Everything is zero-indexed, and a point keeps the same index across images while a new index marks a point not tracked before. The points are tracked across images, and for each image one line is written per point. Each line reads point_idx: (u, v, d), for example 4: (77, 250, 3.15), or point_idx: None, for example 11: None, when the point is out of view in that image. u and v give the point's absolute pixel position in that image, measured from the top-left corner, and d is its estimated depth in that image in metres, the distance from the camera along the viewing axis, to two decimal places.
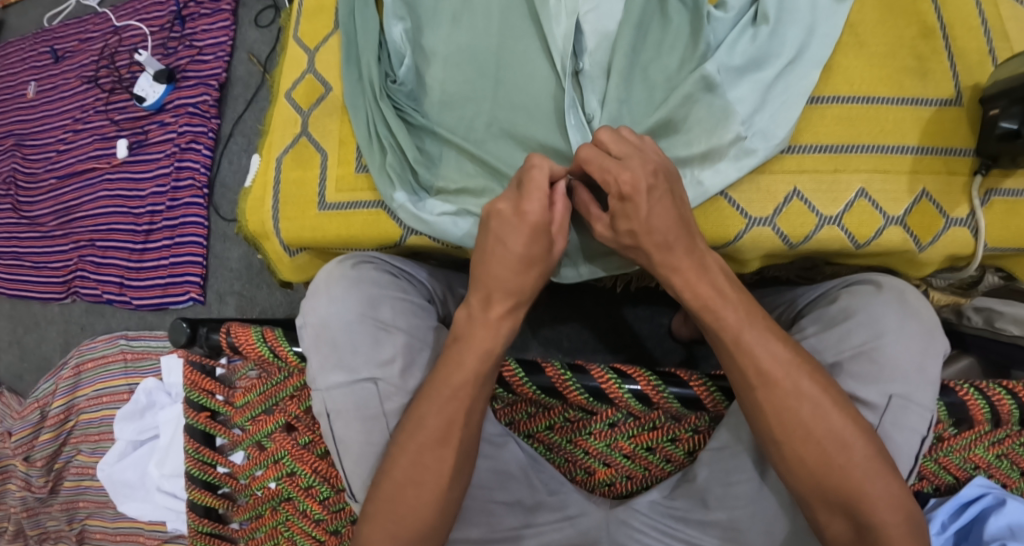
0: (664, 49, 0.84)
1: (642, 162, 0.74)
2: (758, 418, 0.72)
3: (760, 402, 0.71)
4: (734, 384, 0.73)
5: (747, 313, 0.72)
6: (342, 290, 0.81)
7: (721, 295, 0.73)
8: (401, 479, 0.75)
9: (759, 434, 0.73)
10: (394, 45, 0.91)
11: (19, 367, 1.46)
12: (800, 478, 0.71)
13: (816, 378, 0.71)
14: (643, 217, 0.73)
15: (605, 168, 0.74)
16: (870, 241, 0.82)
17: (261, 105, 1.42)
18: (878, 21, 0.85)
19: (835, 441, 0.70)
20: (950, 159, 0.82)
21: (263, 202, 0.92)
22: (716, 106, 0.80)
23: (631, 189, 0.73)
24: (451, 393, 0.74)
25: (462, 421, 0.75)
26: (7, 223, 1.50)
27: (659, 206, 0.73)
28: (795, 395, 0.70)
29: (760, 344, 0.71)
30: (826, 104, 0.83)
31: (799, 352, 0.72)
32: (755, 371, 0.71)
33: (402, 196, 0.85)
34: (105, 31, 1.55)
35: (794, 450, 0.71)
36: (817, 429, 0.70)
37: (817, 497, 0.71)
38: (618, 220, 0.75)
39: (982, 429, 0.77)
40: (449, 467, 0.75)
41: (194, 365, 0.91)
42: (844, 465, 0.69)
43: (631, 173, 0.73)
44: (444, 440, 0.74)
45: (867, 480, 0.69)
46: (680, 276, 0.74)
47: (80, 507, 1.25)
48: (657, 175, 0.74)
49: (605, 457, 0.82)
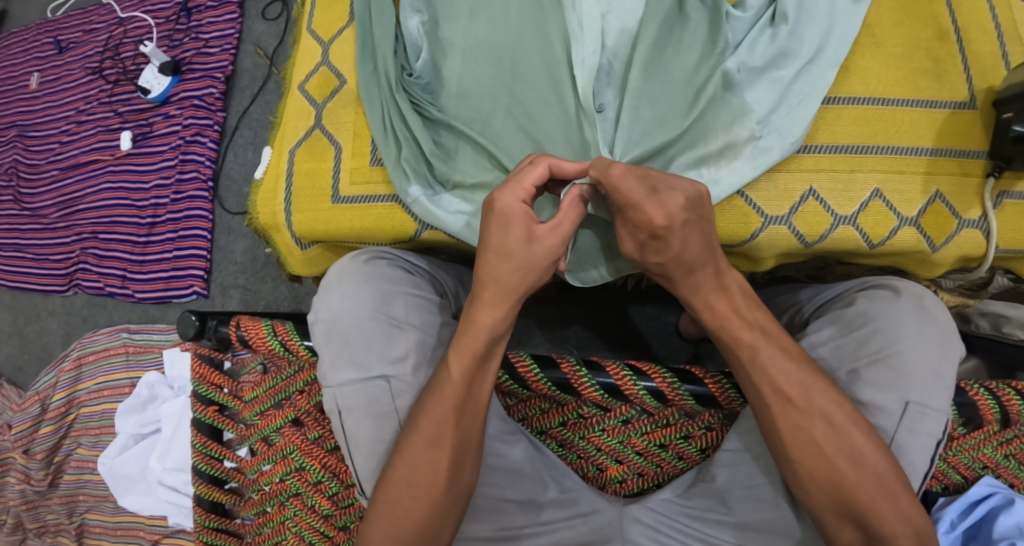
0: (682, 47, 0.83)
1: (675, 199, 0.71)
2: (771, 434, 0.73)
3: (775, 419, 0.72)
4: (750, 400, 0.74)
5: (764, 332, 0.73)
6: (355, 285, 0.81)
7: (738, 314, 0.74)
8: (405, 478, 0.74)
9: (773, 450, 0.74)
10: (411, 37, 0.91)
11: (18, 359, 1.44)
12: (811, 493, 0.72)
13: (830, 396, 0.71)
14: (675, 253, 0.72)
15: (642, 207, 0.71)
16: (884, 241, 0.82)
17: (269, 98, 1.42)
18: (895, 22, 0.86)
19: (848, 458, 0.71)
20: (965, 161, 0.83)
21: (276, 194, 0.91)
22: (735, 106, 0.81)
23: (664, 229, 0.71)
24: (456, 396, 0.74)
25: (455, 418, 0.74)
26: (8, 214, 1.48)
27: (690, 240, 0.72)
28: (806, 414, 0.71)
29: (775, 363, 0.72)
30: (842, 104, 0.84)
31: (815, 369, 0.72)
32: (770, 390, 0.72)
33: (418, 190, 0.85)
34: (109, 22, 1.54)
35: (806, 467, 0.72)
36: (828, 446, 0.71)
37: (824, 510, 0.72)
38: (647, 250, 0.74)
39: (990, 429, 0.78)
40: (444, 468, 0.74)
41: (203, 359, 0.90)
42: (854, 481, 0.70)
43: (665, 215, 0.71)
44: (437, 442, 0.74)
45: (876, 494, 0.70)
46: (699, 297, 0.75)
47: (80, 501, 1.24)
48: (690, 209, 0.72)
49: (617, 453, 0.82)
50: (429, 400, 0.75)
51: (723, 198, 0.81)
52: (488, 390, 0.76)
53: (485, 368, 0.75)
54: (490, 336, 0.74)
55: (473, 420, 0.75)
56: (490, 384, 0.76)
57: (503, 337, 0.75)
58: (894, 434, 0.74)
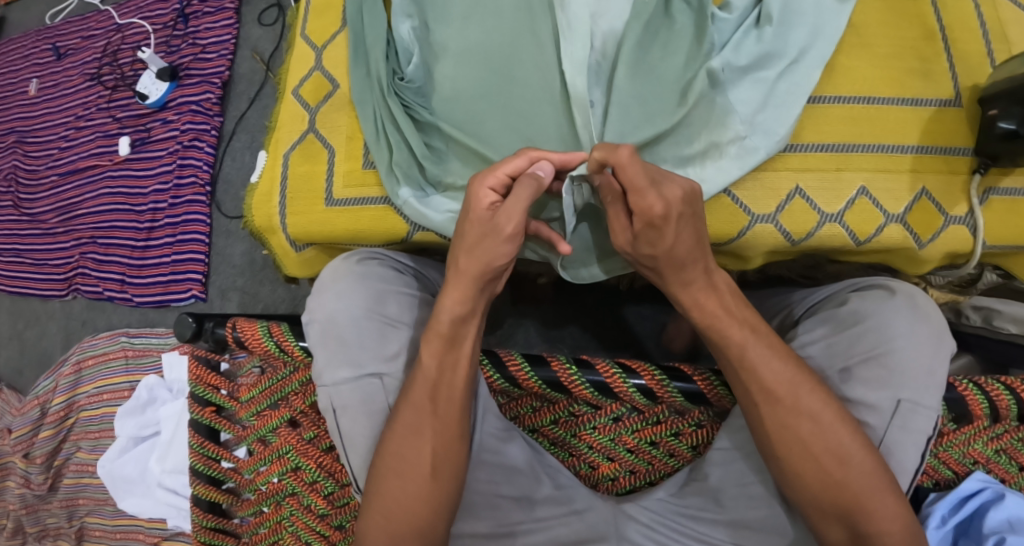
0: (670, 49, 0.84)
1: (674, 189, 0.70)
2: (758, 432, 0.74)
3: (764, 418, 0.73)
4: (740, 400, 0.75)
5: (752, 331, 0.74)
6: (348, 285, 0.82)
7: (727, 312, 0.75)
8: (387, 466, 0.76)
9: (761, 448, 0.74)
10: (403, 43, 0.92)
11: (18, 363, 1.46)
12: (799, 492, 0.73)
13: (818, 394, 0.72)
14: (667, 245, 0.72)
15: (642, 194, 0.70)
16: (870, 238, 0.83)
17: (265, 102, 1.43)
18: (881, 21, 0.87)
19: (833, 458, 0.71)
20: (951, 159, 0.84)
21: (270, 197, 0.92)
22: (719, 105, 0.81)
23: (661, 219, 0.70)
24: (427, 382, 0.76)
25: (431, 404, 0.76)
26: (8, 220, 1.50)
27: (684, 233, 0.71)
28: (795, 413, 0.72)
29: (763, 361, 0.73)
30: (828, 104, 0.85)
31: (803, 368, 0.73)
32: (758, 389, 0.73)
33: (407, 192, 0.87)
34: (107, 29, 1.55)
35: (793, 466, 0.72)
36: (815, 446, 0.72)
37: (812, 509, 0.72)
38: (641, 241, 0.73)
39: (981, 424, 0.79)
40: (427, 455, 0.75)
41: (200, 360, 0.91)
42: (841, 480, 0.71)
43: (663, 205, 0.70)
44: (417, 429, 0.76)
45: (864, 494, 0.70)
46: (688, 293, 0.75)
47: (79, 505, 1.25)
48: (687, 201, 0.71)
49: (608, 451, 0.83)
50: (408, 389, 0.77)
51: (709, 197, 0.82)
52: (462, 375, 0.77)
53: (455, 351, 0.76)
54: (450, 314, 0.75)
55: (449, 406, 0.76)
56: (462, 369, 0.76)
57: (469, 317, 0.76)
58: (885, 432, 0.75)
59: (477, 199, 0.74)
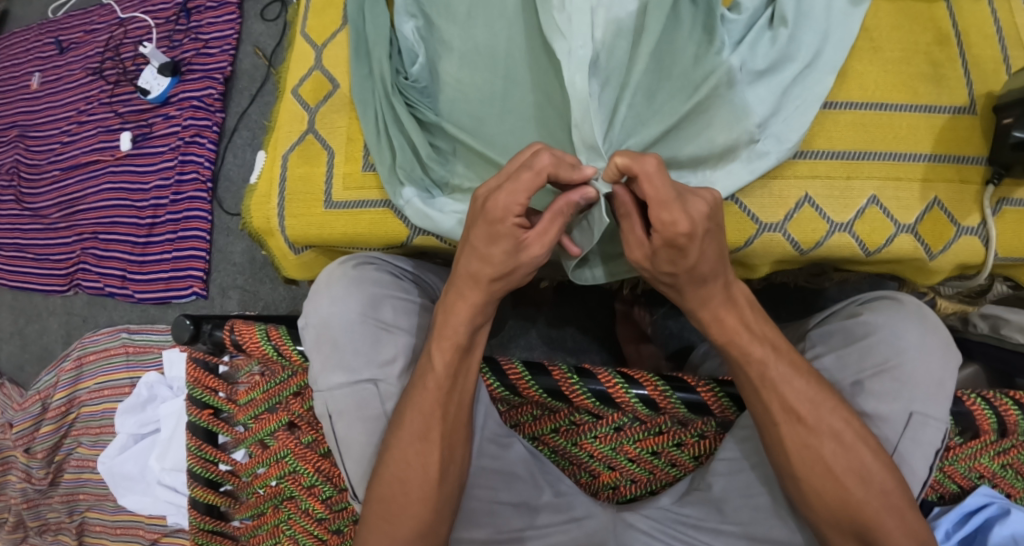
0: (679, 46, 0.82)
1: (698, 206, 0.68)
2: (778, 452, 0.72)
3: (784, 437, 0.71)
4: (756, 417, 0.73)
5: (773, 348, 0.72)
6: (344, 289, 0.81)
7: (746, 328, 0.73)
8: (391, 476, 0.75)
9: (778, 467, 0.73)
10: (406, 42, 0.89)
11: (19, 358, 1.46)
12: (816, 509, 0.71)
13: (839, 413, 0.71)
14: (691, 263, 0.69)
15: (667, 207, 0.67)
16: (881, 249, 0.81)
17: (267, 99, 1.41)
18: (893, 26, 0.85)
19: (855, 477, 0.70)
20: (964, 168, 0.82)
21: (269, 199, 0.91)
22: (736, 105, 0.79)
23: (686, 238, 0.67)
24: (439, 390, 0.75)
25: (443, 412, 0.75)
26: (9, 214, 1.49)
27: (709, 249, 0.69)
28: (816, 432, 0.71)
29: (785, 380, 0.71)
30: (839, 110, 0.83)
31: (825, 386, 0.72)
32: (779, 408, 0.71)
33: (411, 193, 0.85)
34: (110, 23, 1.54)
35: (812, 484, 0.71)
36: (836, 464, 0.70)
37: (828, 525, 0.71)
38: (660, 258, 0.70)
39: (988, 438, 0.77)
40: (435, 462, 0.75)
41: (198, 362, 0.90)
42: (861, 499, 0.70)
43: (689, 223, 0.67)
44: (426, 436, 0.75)
45: (883, 513, 0.69)
46: (708, 309, 0.73)
47: (80, 499, 1.25)
48: (711, 219, 0.69)
49: (609, 460, 0.82)
50: (413, 396, 0.76)
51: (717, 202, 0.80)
52: (473, 383, 0.77)
53: (465, 361, 0.76)
54: (452, 315, 0.75)
55: (458, 411, 0.76)
56: (474, 378, 0.76)
57: (481, 325, 0.76)
58: (897, 443, 0.73)
59: (501, 224, 0.71)
